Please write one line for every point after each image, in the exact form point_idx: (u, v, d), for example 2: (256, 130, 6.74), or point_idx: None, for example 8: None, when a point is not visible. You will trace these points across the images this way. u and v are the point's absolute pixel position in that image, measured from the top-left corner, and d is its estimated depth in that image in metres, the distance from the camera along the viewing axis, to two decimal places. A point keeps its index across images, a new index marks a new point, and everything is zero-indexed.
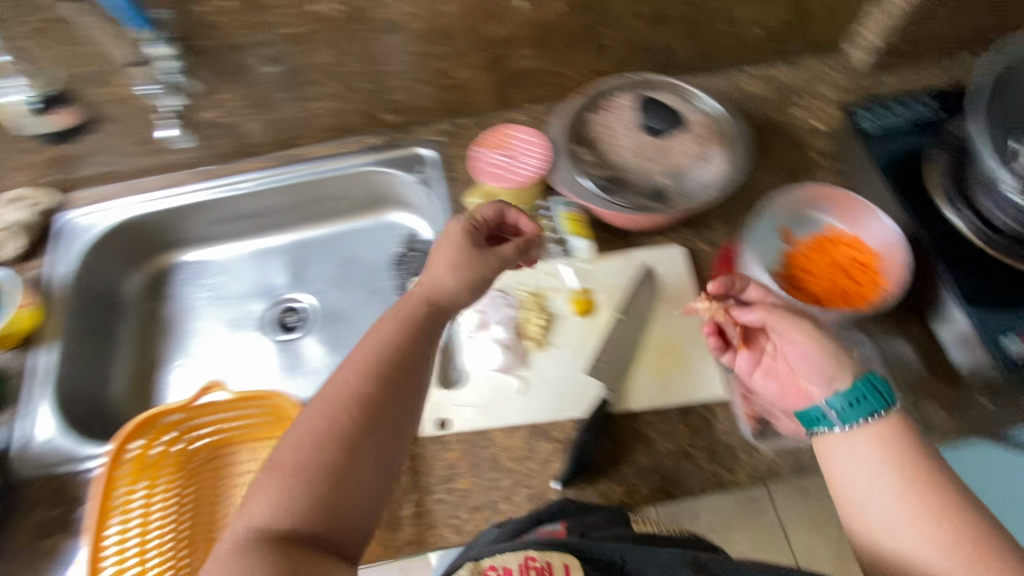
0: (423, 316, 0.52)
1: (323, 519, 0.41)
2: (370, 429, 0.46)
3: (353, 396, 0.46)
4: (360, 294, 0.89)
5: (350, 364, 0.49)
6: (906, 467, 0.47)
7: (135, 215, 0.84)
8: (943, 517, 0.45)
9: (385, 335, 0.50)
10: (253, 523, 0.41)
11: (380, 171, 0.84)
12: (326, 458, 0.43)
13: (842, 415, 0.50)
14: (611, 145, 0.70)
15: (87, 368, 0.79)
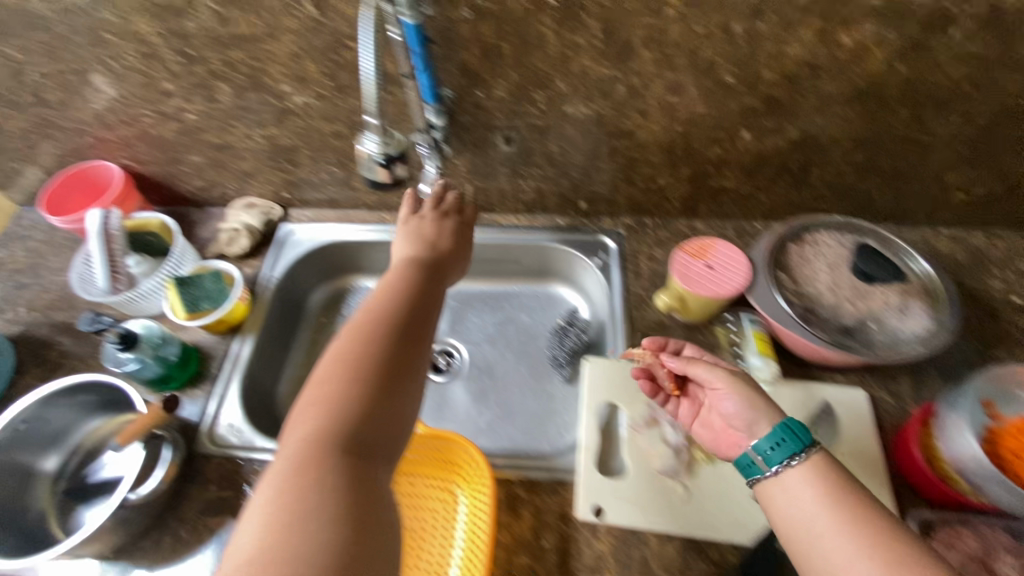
0: (425, 276, 0.71)
1: (350, 432, 0.51)
2: (379, 362, 0.57)
3: (370, 333, 0.60)
4: (511, 355, 0.94)
5: (377, 312, 0.63)
6: (844, 501, 0.49)
7: (343, 240, 0.95)
8: (875, 553, 0.45)
9: (398, 292, 0.67)
10: (309, 434, 0.50)
11: (563, 249, 0.91)
12: (350, 377, 0.55)
13: (774, 455, 0.53)
14: (811, 279, 0.73)
15: (268, 364, 0.87)
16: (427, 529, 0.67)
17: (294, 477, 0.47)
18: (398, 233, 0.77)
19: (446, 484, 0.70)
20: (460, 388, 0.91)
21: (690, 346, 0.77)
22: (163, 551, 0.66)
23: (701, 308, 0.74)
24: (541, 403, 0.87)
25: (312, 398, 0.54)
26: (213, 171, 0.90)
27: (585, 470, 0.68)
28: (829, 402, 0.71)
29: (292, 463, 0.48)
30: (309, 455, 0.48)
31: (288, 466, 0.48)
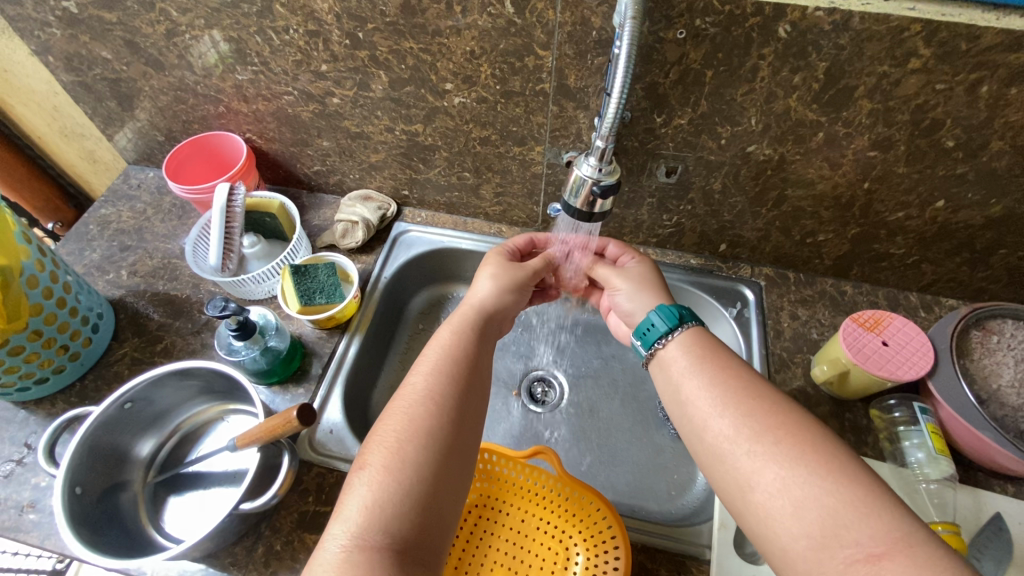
0: (480, 325, 0.62)
1: (403, 524, 0.44)
2: (438, 432, 0.49)
3: (413, 400, 0.52)
4: (618, 394, 0.87)
5: (421, 372, 0.55)
6: (705, 367, 0.55)
7: (457, 247, 0.89)
8: (737, 406, 0.50)
9: (447, 345, 0.59)
10: (350, 527, 0.43)
11: (695, 292, 0.84)
12: (390, 459, 0.47)
13: (653, 335, 0.59)
14: (994, 374, 0.65)
15: (368, 368, 0.81)
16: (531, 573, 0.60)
17: None
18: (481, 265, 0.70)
19: (560, 533, 0.62)
20: (560, 423, 0.85)
21: (838, 423, 0.70)
22: (257, 564, 0.60)
23: (863, 387, 0.67)
24: (648, 454, 0.80)
25: (349, 487, 0.46)
26: (338, 158, 0.86)
27: (720, 547, 0.61)
28: (1002, 515, 0.62)
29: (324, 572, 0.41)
30: (341, 567, 0.41)
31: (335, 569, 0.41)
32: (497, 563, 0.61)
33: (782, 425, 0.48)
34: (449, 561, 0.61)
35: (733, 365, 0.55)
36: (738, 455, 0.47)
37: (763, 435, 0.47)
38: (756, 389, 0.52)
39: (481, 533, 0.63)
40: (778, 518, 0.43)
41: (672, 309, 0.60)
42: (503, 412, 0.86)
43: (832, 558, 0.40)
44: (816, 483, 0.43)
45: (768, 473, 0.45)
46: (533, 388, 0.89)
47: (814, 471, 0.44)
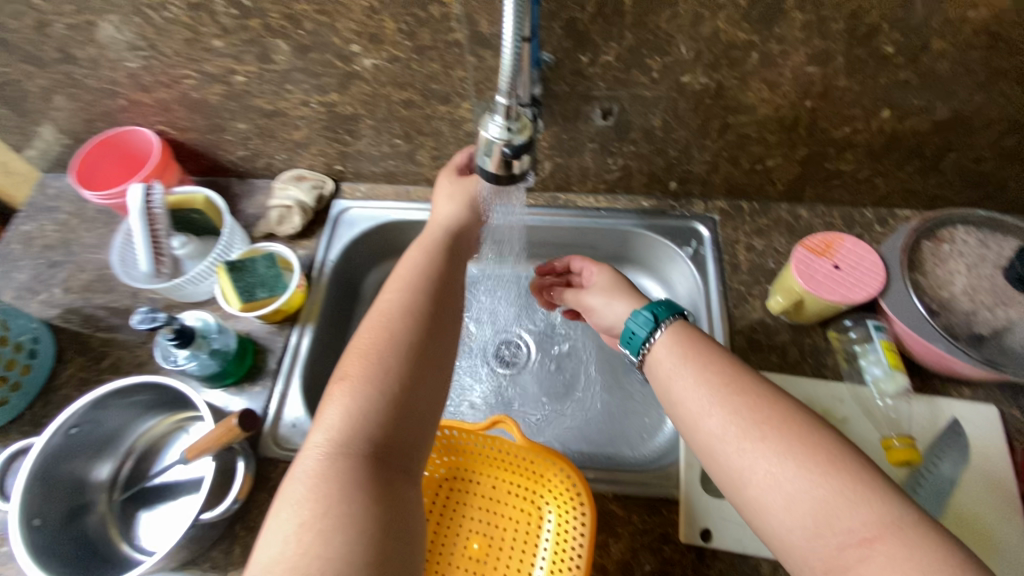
0: (448, 249, 0.63)
1: (382, 427, 0.47)
2: (413, 344, 0.52)
3: (388, 319, 0.54)
4: (584, 347, 0.86)
5: (395, 291, 0.58)
6: (691, 362, 0.54)
7: (403, 220, 0.86)
8: (726, 400, 0.50)
9: (419, 265, 0.61)
10: (332, 428, 0.46)
11: (650, 235, 0.82)
12: (370, 373, 0.49)
13: (636, 341, 0.58)
14: (947, 283, 0.65)
15: (326, 356, 0.80)
16: (506, 536, 0.61)
17: (326, 487, 0.43)
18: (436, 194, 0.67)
19: (530, 494, 0.63)
20: (528, 382, 0.84)
21: (797, 350, 0.70)
22: (235, 565, 0.60)
23: (819, 312, 0.66)
24: (619, 402, 0.81)
25: (329, 401, 0.49)
26: (260, 140, 0.81)
27: (688, 486, 0.63)
28: (956, 419, 0.64)
29: (307, 479, 0.44)
30: (322, 471, 0.44)
31: (315, 476, 0.44)
32: (472, 531, 0.62)
33: (767, 417, 0.48)
34: (425, 536, 0.62)
35: (719, 356, 0.54)
36: (730, 452, 0.47)
37: (750, 430, 0.47)
38: (744, 377, 0.52)
39: (452, 505, 0.63)
40: (771, 511, 0.44)
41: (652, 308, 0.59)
42: (472, 379, 0.85)
43: (825, 545, 0.41)
44: (806, 476, 0.44)
45: (758, 467, 0.45)
46: (499, 351, 0.88)
47: (805, 464, 0.44)
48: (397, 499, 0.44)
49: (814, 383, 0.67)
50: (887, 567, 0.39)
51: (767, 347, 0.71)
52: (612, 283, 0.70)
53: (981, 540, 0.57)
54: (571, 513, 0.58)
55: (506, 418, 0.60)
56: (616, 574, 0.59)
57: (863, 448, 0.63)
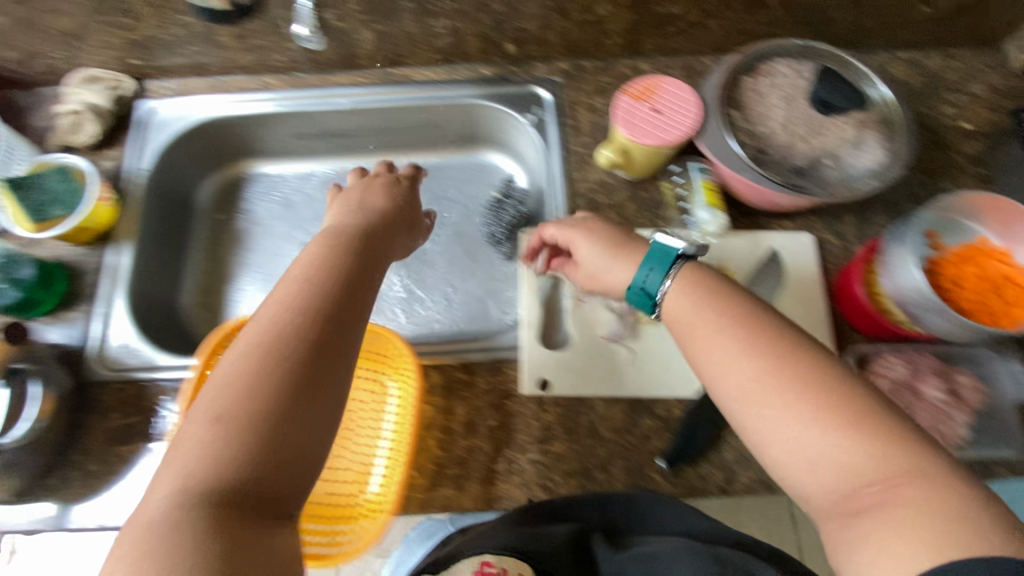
0: (353, 245, 0.51)
1: (249, 471, 0.35)
2: (299, 363, 0.39)
3: (265, 341, 0.40)
4: (441, 234, 0.84)
5: (278, 295, 0.43)
6: (708, 309, 0.45)
7: (224, 117, 0.79)
8: (749, 351, 0.42)
9: (308, 263, 0.47)
10: (181, 472, 0.34)
11: (490, 105, 0.78)
12: (238, 405, 0.36)
13: (654, 281, 0.49)
14: (766, 120, 0.66)
15: (156, 271, 0.76)
16: (352, 418, 0.64)
17: (152, 555, 0.31)
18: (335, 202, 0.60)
19: (372, 375, 0.65)
20: (388, 276, 0.83)
21: (634, 205, 0.71)
22: (71, 487, 0.58)
23: (645, 160, 0.66)
24: (478, 284, 0.81)
25: (182, 439, 0.36)
26: (23, 32, 0.69)
27: (528, 345, 0.65)
28: (772, 249, 0.68)
29: (133, 539, 0.32)
30: (154, 531, 0.32)
31: (141, 534, 0.32)
32: None
33: (793, 371, 0.40)
34: None
35: (738, 303, 0.45)
36: (748, 413, 0.41)
37: (770, 388, 0.40)
38: (766, 326, 0.43)
39: None
40: (796, 473, 0.38)
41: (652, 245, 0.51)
42: None
43: (837, 496, 0.37)
44: (830, 434, 0.38)
45: (773, 418, 0.39)
46: None
47: (827, 421, 0.38)
48: (254, 569, 0.32)
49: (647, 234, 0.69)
50: (898, 519, 0.34)
51: (607, 205, 0.71)
52: (608, 241, 0.55)
53: None
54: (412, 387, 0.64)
55: None
56: (460, 433, 0.62)
57: None
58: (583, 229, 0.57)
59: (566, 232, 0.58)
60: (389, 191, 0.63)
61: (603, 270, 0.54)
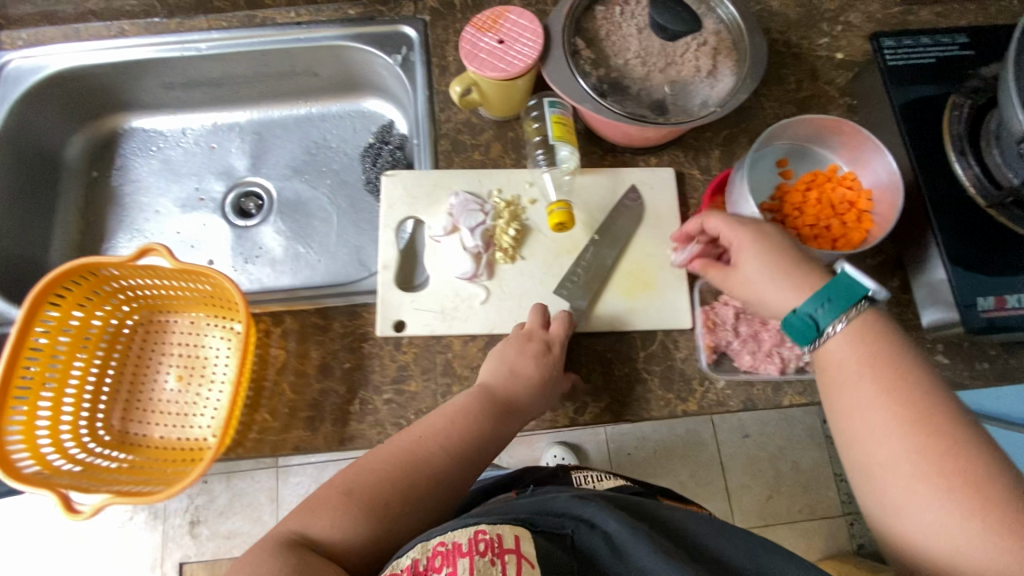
0: (499, 413, 0.55)
1: (365, 549, 0.47)
2: (409, 476, 0.50)
3: (399, 463, 0.51)
4: (323, 184, 0.83)
5: (439, 430, 0.53)
6: (892, 381, 0.44)
7: (64, 69, 0.74)
8: (912, 429, 0.42)
9: (455, 415, 0.54)
10: (303, 531, 0.46)
11: (356, 47, 0.75)
12: (366, 490, 0.49)
13: (825, 316, 0.48)
14: (621, 50, 0.64)
15: (21, 230, 0.74)
16: (203, 365, 0.62)
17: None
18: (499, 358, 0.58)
19: (221, 322, 0.63)
20: (269, 228, 0.82)
21: (499, 144, 0.70)
22: None
23: (496, 94, 0.64)
24: (360, 233, 0.80)
25: (317, 505, 0.48)
26: None
27: (385, 288, 0.64)
28: (633, 184, 0.68)
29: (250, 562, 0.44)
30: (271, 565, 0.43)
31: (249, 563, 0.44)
32: (169, 368, 0.62)
33: (953, 453, 0.40)
34: (117, 381, 0.61)
35: (927, 381, 0.44)
36: (886, 476, 0.42)
37: (924, 465, 0.41)
38: (937, 412, 0.42)
39: (150, 346, 0.63)
40: (911, 531, 0.41)
41: (839, 276, 0.49)
42: (207, 235, 0.82)
43: (943, 559, 0.39)
44: (947, 513, 0.39)
45: (901, 478, 0.41)
46: (242, 205, 0.84)
47: (933, 482, 0.40)
48: None
49: (507, 172, 0.68)
50: None
51: (472, 145, 0.70)
52: (773, 260, 0.52)
53: (636, 289, 0.65)
54: (266, 333, 0.63)
55: (149, 246, 0.55)
56: (316, 376, 0.62)
57: (542, 225, 0.66)
58: (754, 234, 0.53)
59: (729, 230, 0.54)
60: (535, 352, 0.58)
61: (764, 287, 0.51)
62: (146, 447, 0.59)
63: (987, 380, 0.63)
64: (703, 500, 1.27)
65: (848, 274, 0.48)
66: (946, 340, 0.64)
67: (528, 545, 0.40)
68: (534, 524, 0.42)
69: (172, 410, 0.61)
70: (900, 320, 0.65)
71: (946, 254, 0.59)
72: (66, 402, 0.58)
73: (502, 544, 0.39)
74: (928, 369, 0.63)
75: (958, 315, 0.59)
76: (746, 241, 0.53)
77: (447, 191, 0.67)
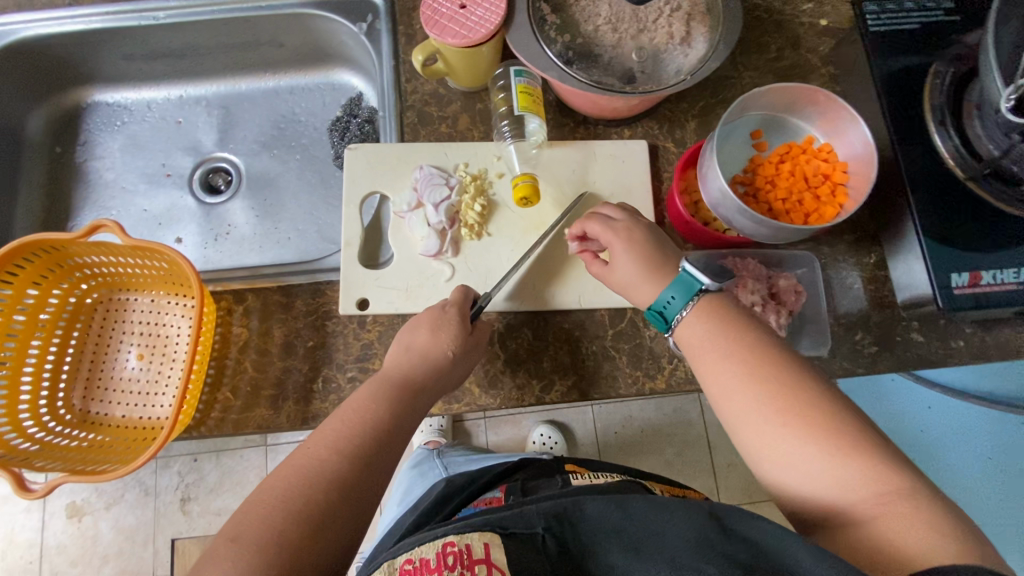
0: (400, 393, 0.51)
1: None
2: (310, 487, 0.43)
3: (303, 476, 0.44)
4: (292, 160, 0.81)
5: (333, 433, 0.47)
6: (738, 351, 0.47)
7: (16, 40, 0.71)
8: (752, 382, 0.45)
9: (357, 409, 0.49)
10: None
11: (321, 15, 0.72)
12: (259, 528, 0.40)
13: (674, 306, 0.51)
14: (592, 15, 0.60)
15: None
16: (163, 344, 0.61)
17: None
18: (400, 343, 0.55)
19: (181, 300, 0.62)
20: (237, 205, 0.80)
21: (467, 116, 0.68)
22: None
23: (460, 63, 0.62)
24: (330, 209, 0.78)
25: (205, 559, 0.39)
26: None
27: (349, 265, 0.63)
28: (604, 157, 0.66)
29: None
30: None
31: None
32: (130, 347, 0.61)
33: (797, 403, 0.44)
34: (77, 360, 0.61)
35: (768, 346, 0.48)
36: (753, 441, 0.45)
37: (778, 420, 0.43)
38: (778, 370, 0.46)
39: (110, 325, 0.62)
40: (792, 486, 0.42)
41: (680, 272, 0.52)
42: (175, 212, 0.80)
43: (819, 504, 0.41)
44: (811, 460, 0.42)
45: (768, 439, 0.44)
46: (210, 181, 0.82)
47: (788, 432, 0.43)
48: None
49: (475, 146, 0.66)
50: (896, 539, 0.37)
51: (439, 117, 0.68)
52: (640, 255, 0.54)
53: None
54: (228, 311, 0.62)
55: (99, 222, 0.54)
56: (279, 354, 0.61)
57: (509, 201, 0.64)
58: (626, 238, 0.55)
59: (607, 234, 0.56)
60: (436, 319, 0.55)
61: (632, 284, 0.54)
62: (108, 426, 0.59)
63: (962, 357, 0.62)
64: (688, 478, 1.28)
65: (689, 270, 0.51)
66: (921, 317, 0.63)
67: (498, 553, 0.38)
68: (506, 527, 0.39)
69: (133, 389, 0.60)
70: (875, 296, 0.64)
71: (922, 228, 0.58)
72: (24, 380, 0.57)
73: (471, 556, 0.38)
74: (902, 347, 0.62)
75: (933, 286, 0.57)
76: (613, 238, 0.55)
77: (412, 165, 0.65)
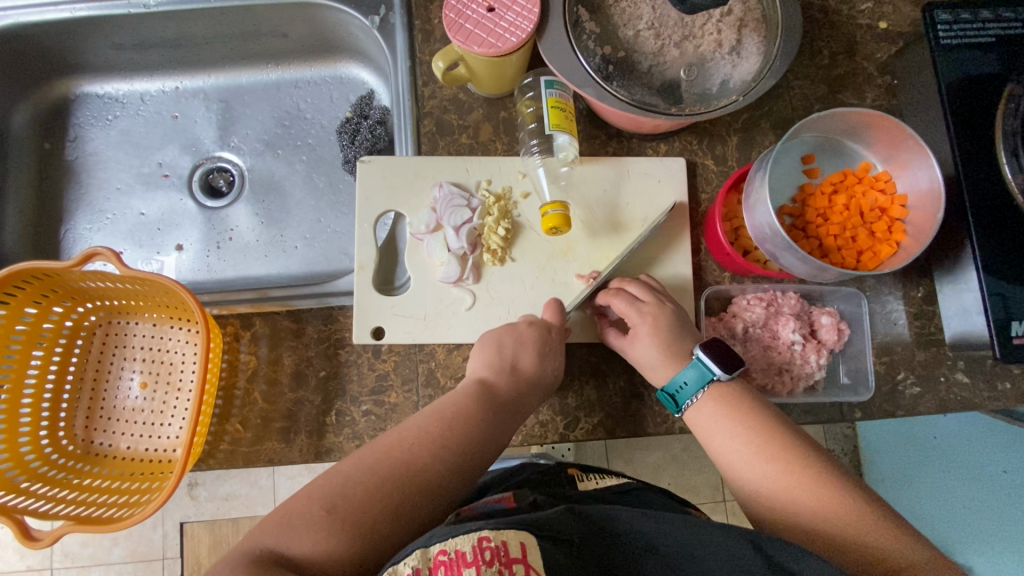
0: (501, 414, 0.50)
1: None
2: None
3: None
4: (298, 161, 0.76)
5: None
6: (742, 422, 0.49)
7: None
8: (758, 455, 0.47)
9: (455, 423, 0.47)
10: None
11: (328, 4, 0.66)
12: None
13: (683, 393, 0.51)
14: (632, 18, 0.54)
15: None
16: (166, 372, 0.58)
17: None
18: (502, 355, 0.53)
19: (184, 326, 0.58)
20: (241, 210, 0.75)
21: (489, 126, 0.62)
22: None
23: (484, 71, 0.56)
24: (339, 217, 0.73)
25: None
26: None
27: (362, 292, 0.59)
28: (638, 176, 0.61)
29: None
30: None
31: None
32: (133, 374, 0.58)
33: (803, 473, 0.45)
34: (78, 388, 0.58)
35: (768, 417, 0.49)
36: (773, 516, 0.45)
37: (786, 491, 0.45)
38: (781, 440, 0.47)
39: (110, 350, 0.59)
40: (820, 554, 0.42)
41: (694, 357, 0.51)
42: (173, 217, 0.75)
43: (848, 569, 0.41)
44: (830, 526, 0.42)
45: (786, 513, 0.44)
46: (211, 182, 0.77)
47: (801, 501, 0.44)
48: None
49: (498, 161, 0.61)
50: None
51: (459, 127, 0.62)
52: (664, 338, 0.53)
53: None
54: (234, 337, 0.59)
55: (92, 251, 0.49)
56: (288, 385, 0.58)
57: (536, 223, 0.60)
58: (651, 322, 0.53)
59: (634, 314, 0.54)
60: (547, 341, 0.54)
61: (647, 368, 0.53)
62: (111, 459, 0.56)
63: (1009, 400, 0.59)
64: (696, 478, 1.27)
65: (703, 357, 0.51)
66: (969, 357, 0.59)
67: (535, 554, 0.33)
68: (540, 528, 0.35)
69: (138, 420, 0.57)
70: (921, 333, 0.60)
71: (983, 266, 0.54)
72: (23, 411, 0.54)
73: (508, 553, 0.32)
74: (946, 389, 0.59)
75: (990, 332, 0.53)
76: (641, 321, 0.54)
77: (431, 181, 0.60)
